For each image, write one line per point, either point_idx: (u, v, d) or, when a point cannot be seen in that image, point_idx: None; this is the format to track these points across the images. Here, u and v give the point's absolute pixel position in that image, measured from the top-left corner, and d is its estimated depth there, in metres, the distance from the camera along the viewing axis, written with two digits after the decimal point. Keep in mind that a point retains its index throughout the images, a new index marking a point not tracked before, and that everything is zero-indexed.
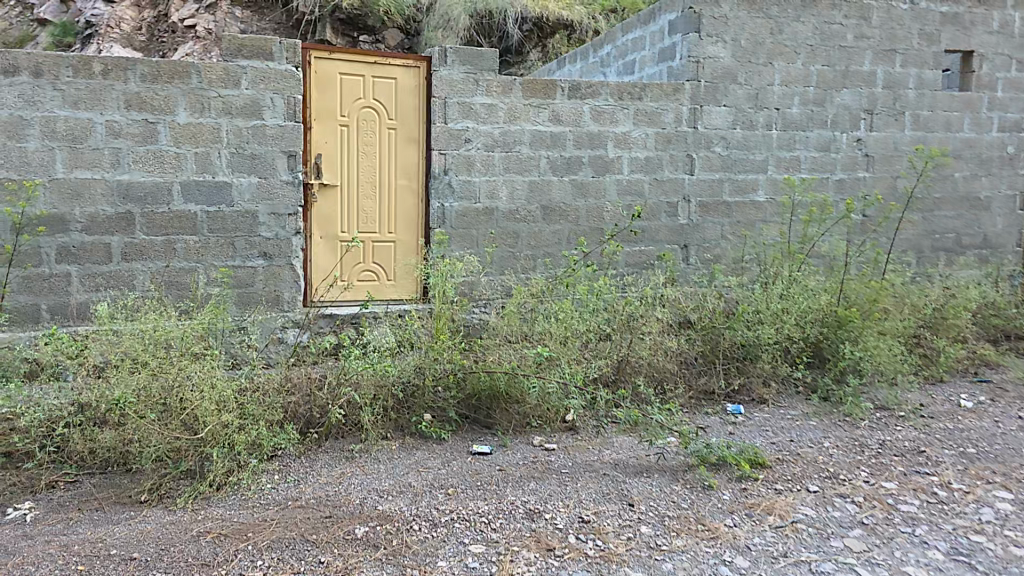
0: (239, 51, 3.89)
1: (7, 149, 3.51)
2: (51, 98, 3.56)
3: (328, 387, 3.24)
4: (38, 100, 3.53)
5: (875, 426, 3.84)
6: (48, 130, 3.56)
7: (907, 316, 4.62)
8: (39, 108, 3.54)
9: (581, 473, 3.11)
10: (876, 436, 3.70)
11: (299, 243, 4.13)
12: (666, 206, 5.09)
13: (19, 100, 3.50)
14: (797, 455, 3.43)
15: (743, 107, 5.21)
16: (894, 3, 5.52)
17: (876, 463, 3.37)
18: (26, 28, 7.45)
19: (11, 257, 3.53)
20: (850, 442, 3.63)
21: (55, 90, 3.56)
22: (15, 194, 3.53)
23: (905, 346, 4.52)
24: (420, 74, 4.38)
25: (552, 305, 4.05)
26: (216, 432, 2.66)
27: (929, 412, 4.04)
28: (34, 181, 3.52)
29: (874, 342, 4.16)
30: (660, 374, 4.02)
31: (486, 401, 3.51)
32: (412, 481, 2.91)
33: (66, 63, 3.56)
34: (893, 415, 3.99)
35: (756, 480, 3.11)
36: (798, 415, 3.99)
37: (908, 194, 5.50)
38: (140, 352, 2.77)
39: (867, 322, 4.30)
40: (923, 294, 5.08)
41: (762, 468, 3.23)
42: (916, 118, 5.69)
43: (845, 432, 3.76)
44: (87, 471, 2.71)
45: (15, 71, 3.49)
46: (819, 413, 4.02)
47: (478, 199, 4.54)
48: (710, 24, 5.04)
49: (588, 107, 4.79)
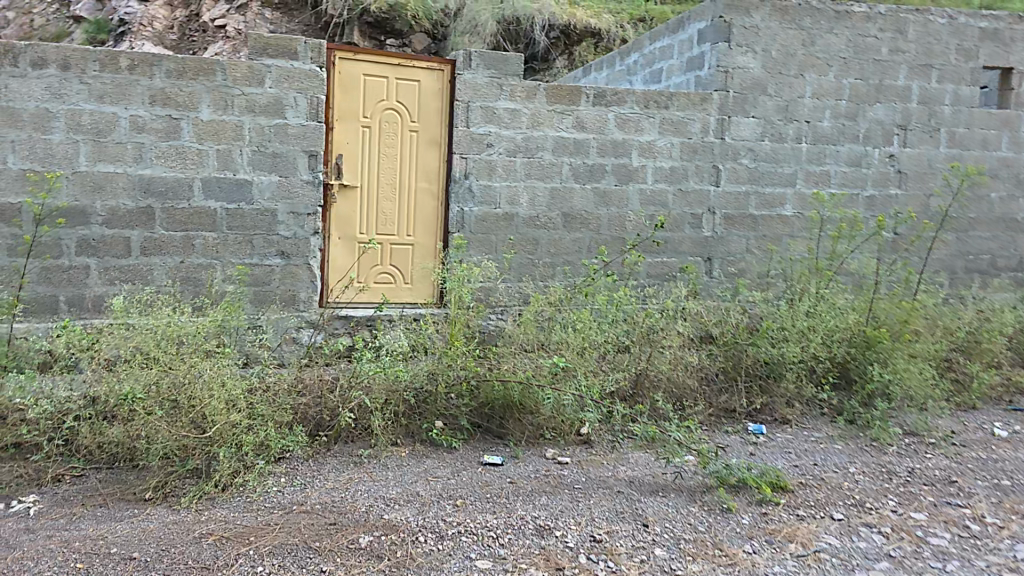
0: (264, 50, 3.90)
1: (32, 140, 3.55)
2: (77, 92, 3.60)
3: (339, 390, 3.20)
4: (65, 93, 3.58)
5: (904, 452, 3.66)
6: (73, 123, 3.60)
7: (939, 339, 4.43)
8: (65, 101, 3.58)
9: (595, 489, 3.01)
10: (905, 464, 3.52)
11: (317, 243, 4.12)
12: (690, 217, 4.97)
13: (46, 93, 3.55)
14: (821, 480, 3.28)
15: (772, 119, 5.08)
16: (931, 17, 5.34)
17: (905, 492, 3.20)
18: (61, 25, 7.64)
19: (31, 247, 3.57)
20: (877, 468, 3.46)
21: (82, 83, 3.60)
22: (38, 186, 3.57)
23: (936, 370, 4.32)
24: (443, 77, 4.35)
25: (570, 315, 3.94)
26: (224, 432, 2.63)
27: (960, 440, 3.84)
28: (57, 173, 3.55)
29: (904, 364, 3.98)
30: (679, 390, 3.90)
31: (499, 410, 3.43)
32: (420, 491, 2.84)
33: (92, 58, 3.59)
34: (922, 442, 3.80)
35: (778, 505, 2.97)
36: (822, 438, 3.83)
37: (943, 213, 5.29)
38: (152, 347, 2.76)
39: (897, 344, 4.12)
40: (956, 317, 4.87)
41: (783, 492, 3.08)
42: (951, 135, 5.49)
43: (872, 458, 3.59)
44: (93, 466, 2.69)
45: (43, 64, 3.54)
46: (845, 437, 3.85)
47: (498, 204, 4.48)
48: (741, 34, 4.92)
49: (613, 114, 4.71)
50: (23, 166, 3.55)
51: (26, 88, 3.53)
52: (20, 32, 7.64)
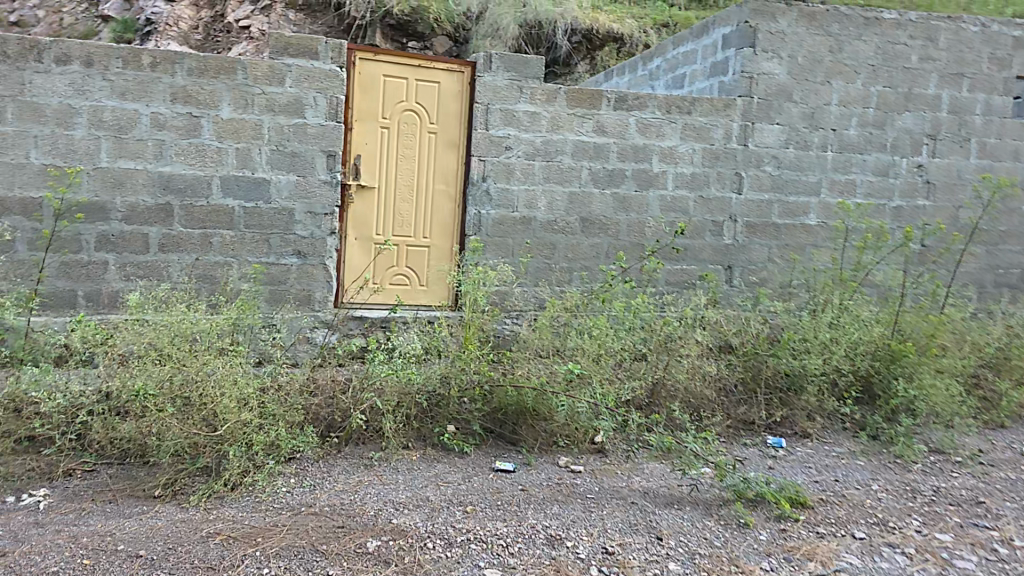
0: (285, 49, 3.92)
1: (55, 136, 3.60)
2: (100, 88, 3.64)
3: (351, 391, 3.17)
4: (88, 89, 3.62)
5: (929, 471, 3.53)
6: (95, 119, 3.65)
7: (966, 354, 4.27)
8: (88, 97, 3.63)
9: (608, 499, 2.94)
10: (930, 482, 3.39)
11: (334, 243, 4.12)
12: (711, 224, 4.88)
13: (69, 89, 3.60)
14: (842, 497, 3.16)
15: (797, 126, 4.97)
16: (964, 24, 5.18)
17: (930, 512, 3.07)
18: (90, 24, 7.81)
19: (50, 241, 3.62)
20: (901, 486, 3.33)
21: (105, 80, 3.64)
22: (59, 181, 3.62)
23: (964, 387, 4.17)
24: (463, 79, 4.33)
25: (586, 321, 3.87)
26: (234, 431, 2.62)
27: (989, 459, 3.69)
28: (78, 168, 3.60)
29: (930, 380, 3.84)
30: (697, 400, 3.82)
31: (512, 416, 3.37)
32: (430, 496, 2.80)
33: (116, 55, 3.64)
34: (948, 460, 3.66)
35: (797, 521, 2.87)
36: (844, 453, 3.71)
37: (974, 225, 5.13)
38: (165, 344, 2.76)
39: (923, 359, 3.98)
40: (985, 332, 4.71)
41: (803, 509, 2.98)
42: (983, 146, 5.32)
43: (896, 476, 3.46)
44: (104, 461, 2.70)
45: (68, 60, 3.59)
46: (868, 453, 3.73)
47: (516, 207, 4.44)
48: (766, 39, 4.83)
49: (634, 119, 4.64)
50: (45, 161, 3.60)
51: (50, 84, 3.58)
52: (50, 30, 7.81)
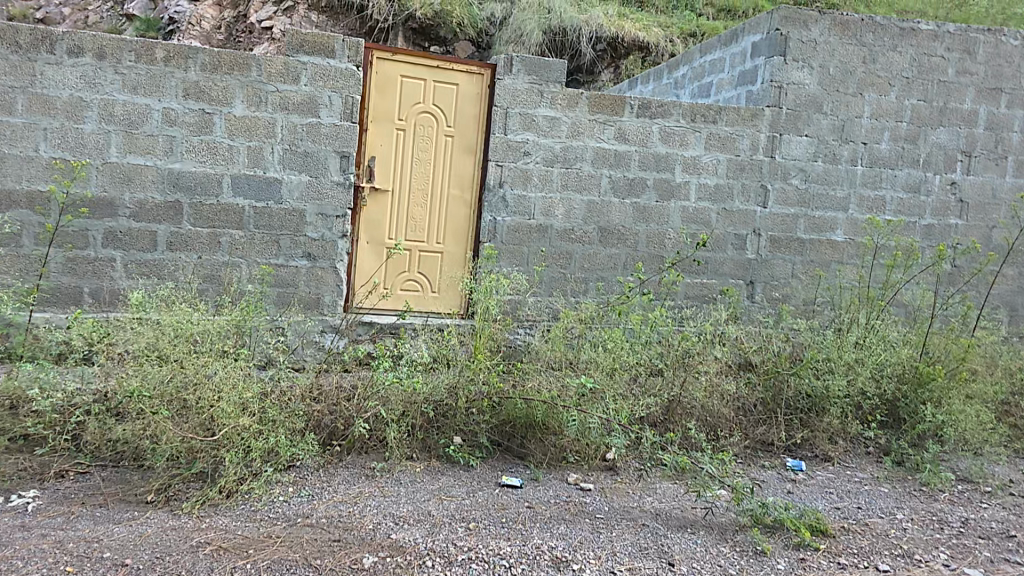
0: (301, 47, 3.87)
1: (65, 129, 3.59)
2: (112, 82, 3.63)
3: (355, 398, 3.08)
4: (99, 83, 3.61)
5: (958, 501, 3.32)
6: (106, 113, 3.63)
7: (998, 380, 4.06)
8: (99, 91, 3.62)
9: (618, 520, 2.80)
10: (958, 513, 3.18)
11: (345, 247, 4.06)
12: (734, 237, 4.72)
13: (81, 81, 3.59)
14: (864, 526, 2.98)
15: (827, 138, 4.79)
16: (1003, 37, 4.96)
17: (958, 545, 2.87)
18: (115, 23, 7.93)
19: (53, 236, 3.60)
20: (928, 516, 3.13)
21: (116, 74, 3.63)
22: (64, 174, 3.61)
23: (996, 414, 3.95)
24: (483, 82, 4.25)
25: (601, 333, 3.70)
26: (232, 436, 2.54)
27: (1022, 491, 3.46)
28: (86, 162, 3.58)
29: (960, 406, 3.64)
30: (714, 419, 3.66)
31: (520, 429, 3.26)
32: (432, 510, 2.69)
33: (128, 48, 3.62)
34: (977, 490, 3.45)
35: (818, 551, 2.69)
36: (867, 480, 3.52)
37: (1009, 245, 4.90)
38: (163, 344, 2.69)
39: (953, 384, 3.78)
40: (1017, 358, 4.49)
41: (824, 537, 2.80)
42: (1020, 164, 5.09)
43: (922, 505, 3.26)
44: (98, 464, 2.65)
45: (80, 52, 3.58)
46: (892, 479, 3.53)
47: (533, 214, 4.34)
48: (797, 48, 4.66)
49: (658, 127, 4.51)
50: (54, 154, 3.60)
51: (61, 76, 3.57)
52: (75, 28, 7.93)
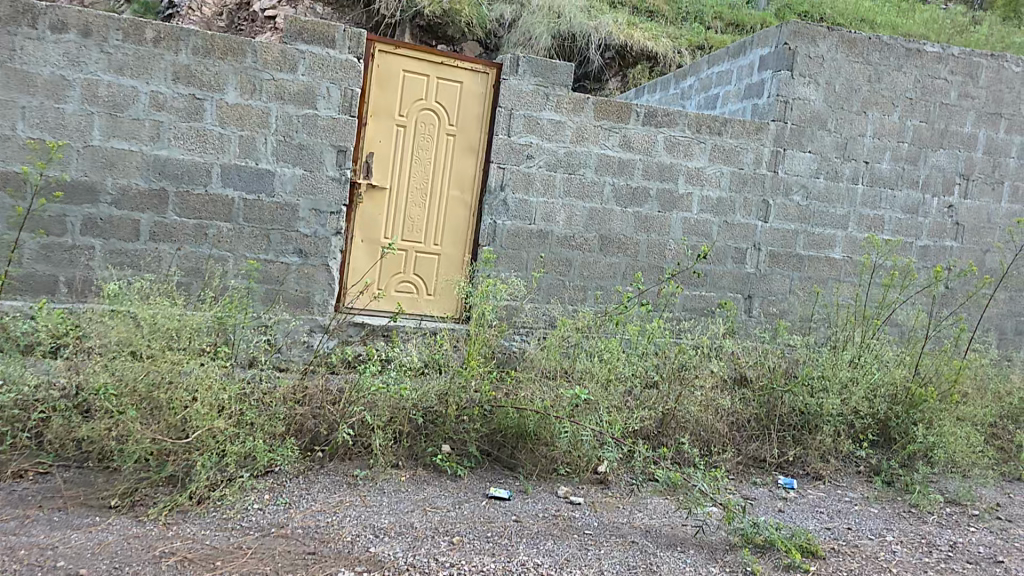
0: (300, 34, 3.75)
1: (45, 108, 3.44)
2: (96, 61, 3.49)
3: (340, 402, 2.95)
4: (83, 61, 3.47)
5: (945, 523, 3.23)
6: (89, 94, 3.49)
7: (988, 403, 4.00)
8: (83, 69, 3.48)
9: (607, 537, 2.68)
10: (946, 536, 3.09)
11: (338, 244, 3.93)
12: (734, 250, 4.63)
13: (63, 59, 3.45)
14: (854, 547, 2.88)
15: (829, 155, 4.71)
16: (1006, 63, 4.91)
17: (947, 569, 2.78)
18: None
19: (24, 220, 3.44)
20: (916, 538, 3.04)
21: (102, 53, 3.49)
22: (37, 155, 3.45)
23: (985, 438, 3.88)
24: (487, 81, 4.15)
25: (598, 342, 3.57)
26: (206, 439, 2.42)
27: (1008, 514, 3.37)
28: (62, 144, 3.44)
29: (951, 427, 3.57)
30: (708, 434, 3.56)
31: (512, 439, 3.14)
32: (415, 522, 2.56)
33: (115, 26, 3.48)
34: (965, 512, 3.35)
35: (808, 573, 2.59)
36: (857, 499, 3.43)
37: (1004, 269, 4.86)
38: (138, 339, 2.54)
39: (941, 406, 3.71)
40: (1007, 382, 4.44)
41: (815, 559, 2.70)
42: (1016, 189, 5.04)
43: (911, 527, 3.17)
44: (61, 464, 2.50)
45: (63, 28, 3.43)
46: (882, 500, 3.44)
47: (533, 219, 4.24)
48: (804, 63, 4.58)
49: (663, 136, 4.42)
50: (30, 134, 3.44)
51: (42, 53, 3.42)
52: None
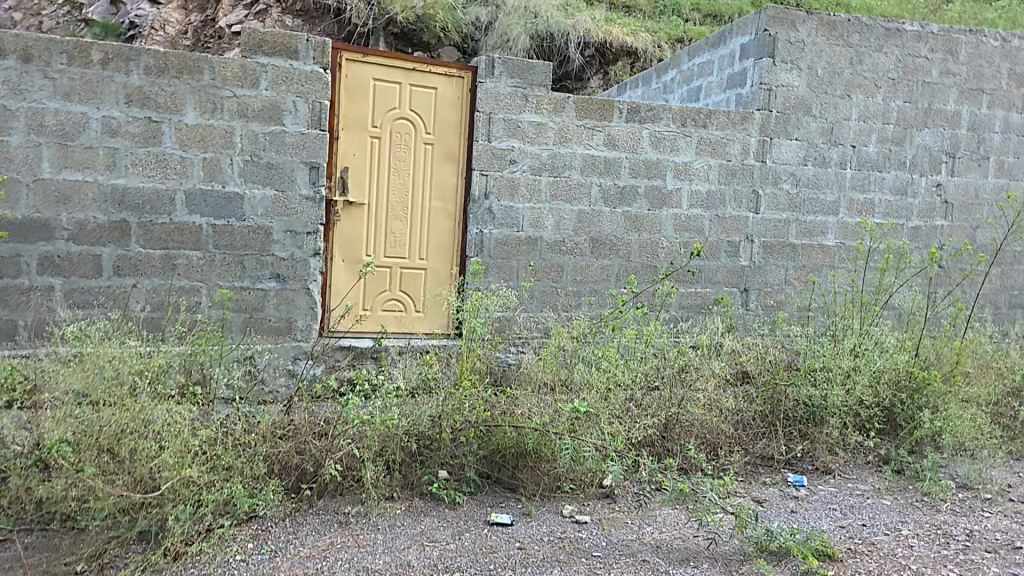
0: (259, 47, 3.58)
1: None
2: (41, 88, 3.29)
3: (326, 436, 2.77)
4: (26, 89, 3.27)
5: (960, 511, 3.10)
6: (35, 123, 3.29)
7: (993, 382, 3.88)
8: (26, 98, 3.28)
9: (616, 557, 2.52)
10: (962, 525, 2.95)
11: (317, 265, 3.77)
12: (727, 244, 4.49)
13: (4, 87, 3.25)
14: (871, 546, 2.72)
15: (816, 141, 4.58)
16: (984, 37, 4.80)
17: (966, 561, 2.63)
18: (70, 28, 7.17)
19: None
20: (932, 530, 2.90)
21: (46, 79, 3.30)
22: None
23: (992, 418, 3.76)
24: (463, 86, 3.99)
25: (594, 350, 3.41)
26: (178, 489, 2.26)
27: (1021, 496, 3.25)
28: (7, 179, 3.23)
29: (956, 410, 3.42)
30: (714, 437, 3.40)
31: (512, 460, 2.96)
32: (411, 560, 2.39)
33: (58, 50, 3.30)
34: (977, 497, 3.23)
35: None
36: (869, 492, 3.29)
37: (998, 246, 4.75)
38: (98, 387, 2.36)
39: (948, 389, 3.57)
40: (1007, 359, 4.33)
41: (832, 562, 2.54)
42: (1002, 163, 4.94)
43: (925, 517, 3.03)
44: (21, 528, 2.29)
45: (2, 55, 3.23)
46: (894, 490, 3.30)
47: (521, 226, 4.08)
48: (785, 49, 4.45)
49: (647, 131, 4.27)
50: None
51: None
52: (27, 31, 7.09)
